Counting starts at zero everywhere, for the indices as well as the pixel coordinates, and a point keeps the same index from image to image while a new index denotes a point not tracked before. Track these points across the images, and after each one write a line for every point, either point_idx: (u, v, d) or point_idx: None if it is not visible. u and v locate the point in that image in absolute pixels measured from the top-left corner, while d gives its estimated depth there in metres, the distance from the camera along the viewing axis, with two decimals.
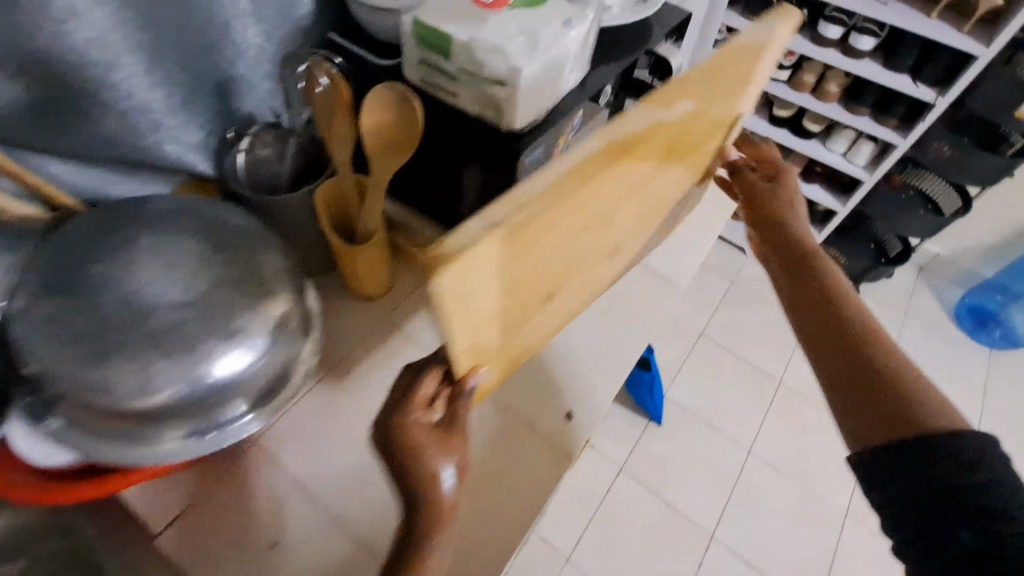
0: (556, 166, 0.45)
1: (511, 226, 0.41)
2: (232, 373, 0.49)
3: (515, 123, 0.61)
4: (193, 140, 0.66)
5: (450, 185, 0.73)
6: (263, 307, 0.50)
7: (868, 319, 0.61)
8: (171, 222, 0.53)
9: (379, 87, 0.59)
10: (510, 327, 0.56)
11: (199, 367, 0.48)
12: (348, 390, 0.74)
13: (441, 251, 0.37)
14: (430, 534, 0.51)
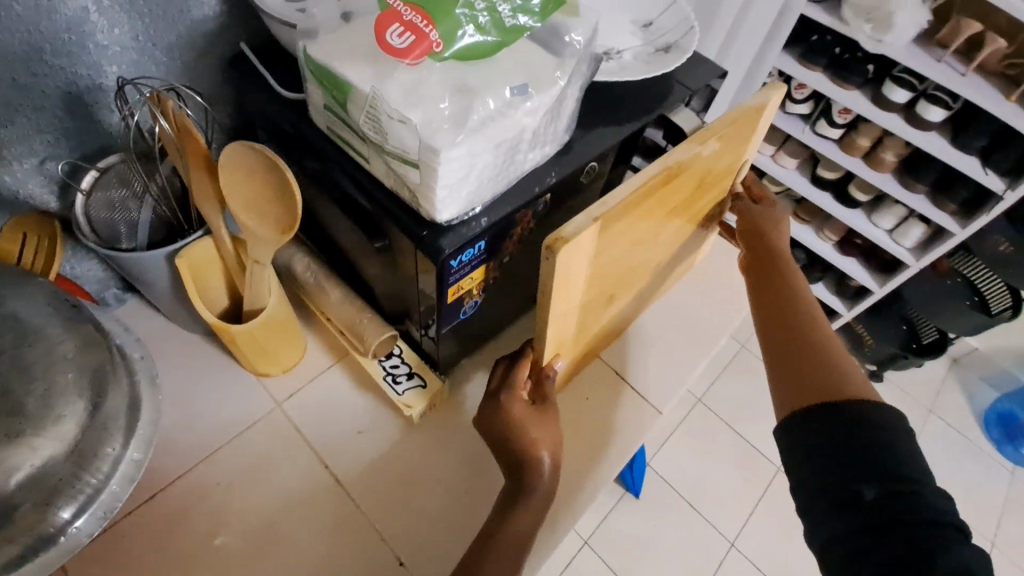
0: (636, 174, 0.49)
1: (605, 217, 0.46)
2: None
3: (438, 215, 0.44)
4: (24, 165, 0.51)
5: (369, 252, 0.56)
6: (62, 413, 0.39)
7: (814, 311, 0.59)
8: None
9: (239, 146, 0.42)
10: (582, 322, 0.58)
11: None
12: (212, 486, 0.59)
13: (558, 236, 0.43)
14: (526, 496, 0.51)
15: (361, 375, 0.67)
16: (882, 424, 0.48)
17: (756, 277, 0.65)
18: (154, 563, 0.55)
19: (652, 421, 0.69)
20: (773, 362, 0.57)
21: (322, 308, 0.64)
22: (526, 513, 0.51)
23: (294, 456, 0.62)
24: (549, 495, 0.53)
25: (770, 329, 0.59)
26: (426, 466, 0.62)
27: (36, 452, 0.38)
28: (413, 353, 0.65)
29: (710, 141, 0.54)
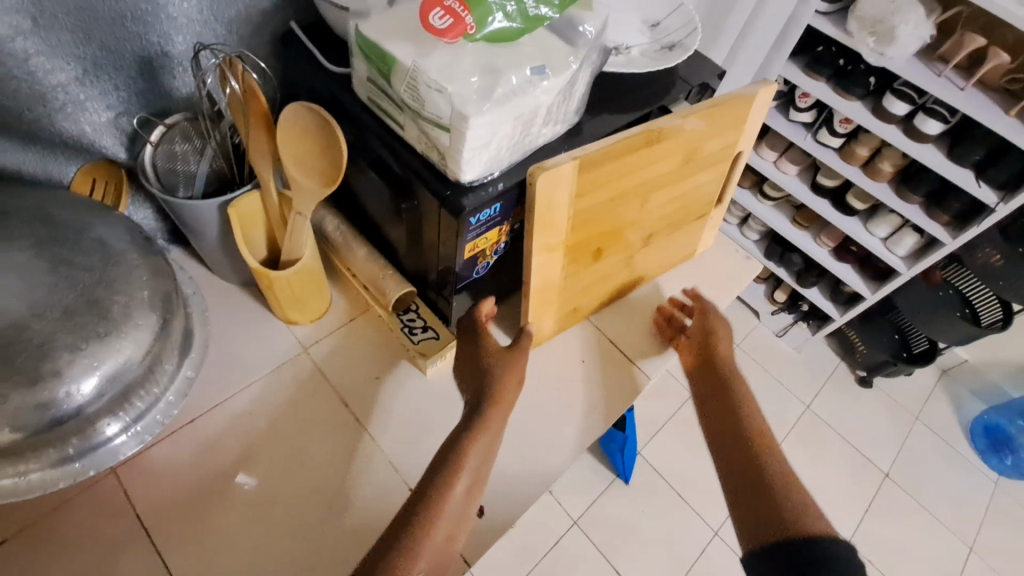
0: (618, 131, 0.59)
1: (589, 159, 0.56)
2: (84, 398, 0.43)
3: (462, 175, 0.51)
4: (101, 119, 0.58)
5: (396, 214, 0.63)
6: (138, 327, 0.45)
7: (764, 431, 0.64)
8: (19, 221, 0.45)
9: (302, 109, 0.50)
10: (570, 269, 0.67)
11: (27, 395, 0.41)
12: (249, 415, 0.66)
13: (545, 165, 0.54)
14: (488, 419, 0.58)
15: (379, 330, 0.74)
16: (826, 551, 0.51)
17: (708, 396, 0.70)
18: (188, 483, 0.61)
19: (642, 388, 0.76)
20: (732, 490, 0.60)
21: (349, 266, 0.71)
22: (486, 434, 0.57)
23: (321, 395, 0.69)
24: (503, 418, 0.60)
25: (727, 455, 0.63)
26: (439, 412, 0.69)
27: (113, 353, 0.44)
28: (429, 313, 0.71)
29: (691, 117, 0.64)
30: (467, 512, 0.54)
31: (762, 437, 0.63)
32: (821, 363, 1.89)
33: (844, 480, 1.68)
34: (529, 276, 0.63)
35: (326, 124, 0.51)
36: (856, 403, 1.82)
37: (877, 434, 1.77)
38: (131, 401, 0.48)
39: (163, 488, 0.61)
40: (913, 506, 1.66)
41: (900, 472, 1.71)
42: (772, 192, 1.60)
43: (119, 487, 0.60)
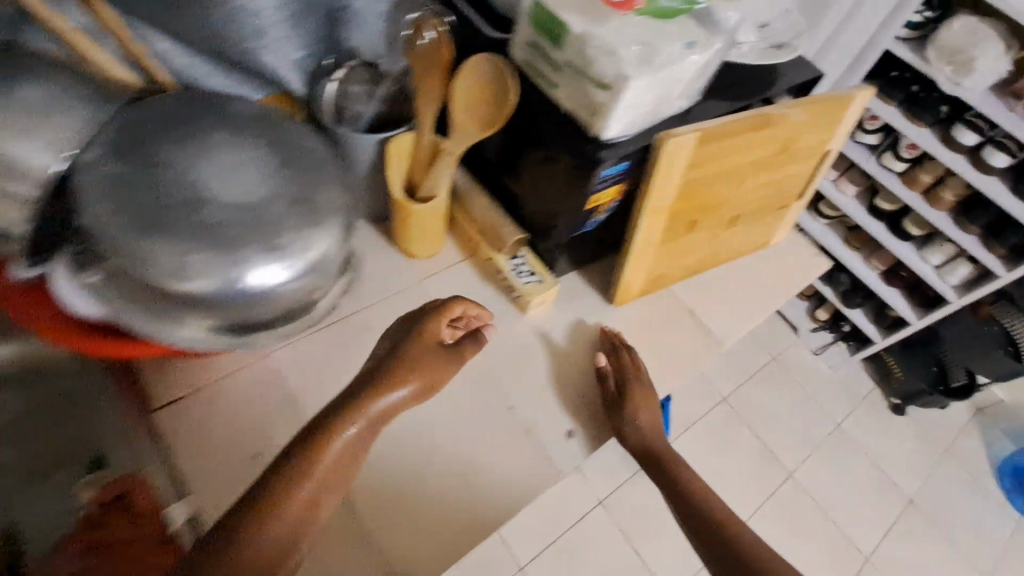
0: (730, 113, 0.67)
1: (706, 135, 0.64)
2: (284, 274, 0.50)
3: (604, 132, 0.59)
4: (292, 57, 0.68)
5: (525, 169, 0.72)
6: (331, 217, 0.52)
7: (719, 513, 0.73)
8: (244, 125, 0.54)
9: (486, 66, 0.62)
10: (665, 236, 0.75)
11: (251, 260, 0.48)
12: (368, 332, 0.75)
13: (670, 133, 0.62)
14: (336, 429, 0.55)
15: (484, 273, 0.82)
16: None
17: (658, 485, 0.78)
18: (313, 383, 0.70)
19: (713, 353, 0.84)
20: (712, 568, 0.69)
21: (468, 212, 0.80)
22: (337, 452, 0.54)
23: None
24: (375, 431, 0.58)
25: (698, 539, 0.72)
26: (532, 348, 0.78)
27: (315, 239, 0.51)
28: (537, 261, 0.79)
29: (794, 108, 0.72)
30: (313, 519, 0.52)
31: (717, 510, 0.73)
32: (856, 384, 1.91)
33: (864, 499, 1.72)
34: (632, 236, 0.72)
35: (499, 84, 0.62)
36: (886, 428, 1.85)
37: (903, 460, 1.80)
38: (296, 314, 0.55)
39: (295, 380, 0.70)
40: (931, 534, 1.70)
41: (923, 500, 1.74)
42: (827, 210, 1.62)
43: (261, 372, 0.69)
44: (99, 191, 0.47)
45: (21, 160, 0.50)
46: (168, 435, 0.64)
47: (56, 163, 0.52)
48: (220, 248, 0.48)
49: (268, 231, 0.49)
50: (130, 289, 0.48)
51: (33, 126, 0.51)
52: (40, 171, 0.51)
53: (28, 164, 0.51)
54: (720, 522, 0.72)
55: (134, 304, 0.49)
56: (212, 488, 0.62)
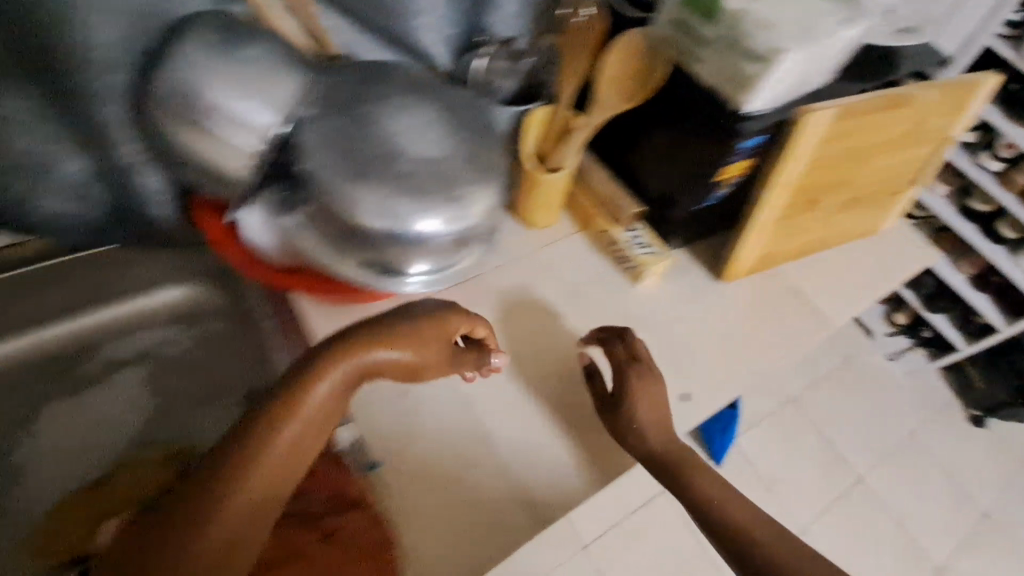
0: (861, 93, 0.70)
1: (840, 113, 0.67)
2: (451, 229, 0.55)
3: (747, 104, 0.63)
4: (443, 31, 0.73)
5: (653, 142, 0.75)
6: (495, 176, 0.58)
7: (741, 523, 0.65)
8: (417, 88, 0.59)
9: (641, 39, 0.67)
10: (785, 213, 0.77)
11: (432, 210, 0.54)
12: (490, 294, 0.80)
13: (809, 109, 0.65)
14: (305, 394, 0.53)
15: (596, 245, 0.86)
16: None
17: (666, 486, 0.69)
18: None
19: (818, 333, 0.86)
20: None
21: (586, 186, 0.83)
22: (307, 419, 0.53)
23: (547, 288, 0.82)
24: (348, 395, 0.57)
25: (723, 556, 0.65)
26: (643, 317, 0.82)
27: (479, 195, 0.56)
28: (653, 236, 0.82)
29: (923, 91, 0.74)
30: (296, 462, 0.51)
31: (742, 524, 0.65)
32: (937, 392, 1.83)
33: (939, 510, 1.65)
34: (757, 209, 0.74)
35: (650, 56, 0.68)
36: (964, 439, 1.77)
37: (982, 473, 1.73)
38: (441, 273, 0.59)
39: None
40: (1009, 550, 1.63)
41: (1002, 513, 1.67)
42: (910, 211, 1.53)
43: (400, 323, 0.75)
44: (315, 140, 0.54)
45: (251, 118, 0.53)
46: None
47: (275, 125, 0.54)
48: (408, 193, 0.53)
49: (449, 184, 0.55)
50: (324, 220, 0.55)
51: (252, 82, 0.53)
52: (263, 131, 0.54)
53: (255, 122, 0.53)
54: (746, 534, 0.64)
55: (324, 233, 0.56)
56: (365, 421, 0.67)
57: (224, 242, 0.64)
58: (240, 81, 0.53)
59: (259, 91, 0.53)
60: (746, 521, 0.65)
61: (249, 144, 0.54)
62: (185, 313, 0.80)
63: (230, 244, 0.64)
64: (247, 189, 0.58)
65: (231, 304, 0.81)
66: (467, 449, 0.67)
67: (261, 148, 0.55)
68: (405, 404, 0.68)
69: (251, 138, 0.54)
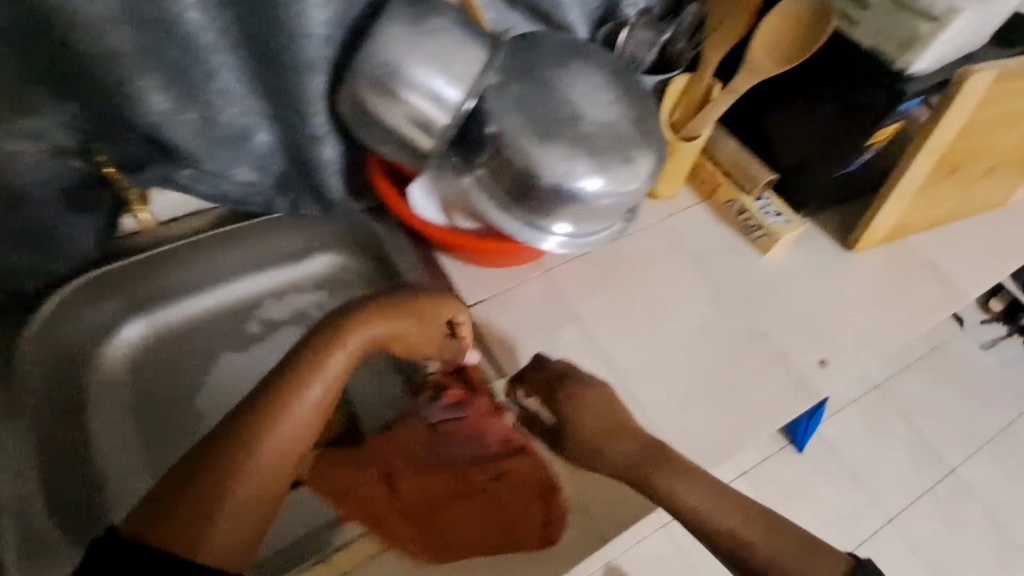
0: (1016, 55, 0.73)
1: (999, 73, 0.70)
2: (621, 189, 0.59)
3: (908, 66, 0.67)
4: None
5: (795, 110, 0.77)
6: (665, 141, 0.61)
7: (733, 526, 0.55)
8: (588, 55, 0.61)
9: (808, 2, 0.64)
10: (931, 176, 0.79)
11: (609, 170, 0.57)
12: (619, 263, 0.81)
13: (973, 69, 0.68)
14: (319, 360, 0.57)
15: (721, 214, 0.86)
16: None
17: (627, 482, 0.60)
18: (581, 301, 0.78)
19: (953, 304, 0.85)
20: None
21: (719, 156, 0.83)
22: (318, 387, 0.56)
23: (674, 257, 0.83)
24: (345, 374, 0.59)
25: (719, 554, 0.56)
26: (772, 287, 0.82)
27: (646, 156, 0.60)
28: (783, 204, 0.83)
29: None
30: (318, 424, 0.56)
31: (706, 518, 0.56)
32: None
33: None
34: (902, 175, 0.77)
35: (813, 21, 0.65)
36: None
37: None
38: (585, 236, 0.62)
39: (578, 293, 0.79)
40: None
41: None
42: None
43: (539, 287, 0.79)
44: (506, 104, 0.57)
45: (442, 97, 0.58)
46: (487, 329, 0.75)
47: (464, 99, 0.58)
48: (590, 153, 0.57)
49: (627, 147, 0.58)
50: (505, 180, 0.58)
51: (446, 59, 0.57)
52: (453, 107, 0.58)
53: (445, 100, 0.58)
54: (739, 540, 0.55)
55: (502, 193, 0.59)
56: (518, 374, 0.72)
57: (396, 202, 0.71)
58: (437, 53, 0.57)
59: (450, 67, 0.57)
60: (706, 507, 0.56)
61: (439, 119, 0.58)
62: (329, 279, 0.84)
63: (402, 204, 0.71)
64: (427, 156, 0.62)
65: (377, 269, 0.83)
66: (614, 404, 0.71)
67: (451, 118, 0.58)
68: None
69: (441, 113, 0.58)
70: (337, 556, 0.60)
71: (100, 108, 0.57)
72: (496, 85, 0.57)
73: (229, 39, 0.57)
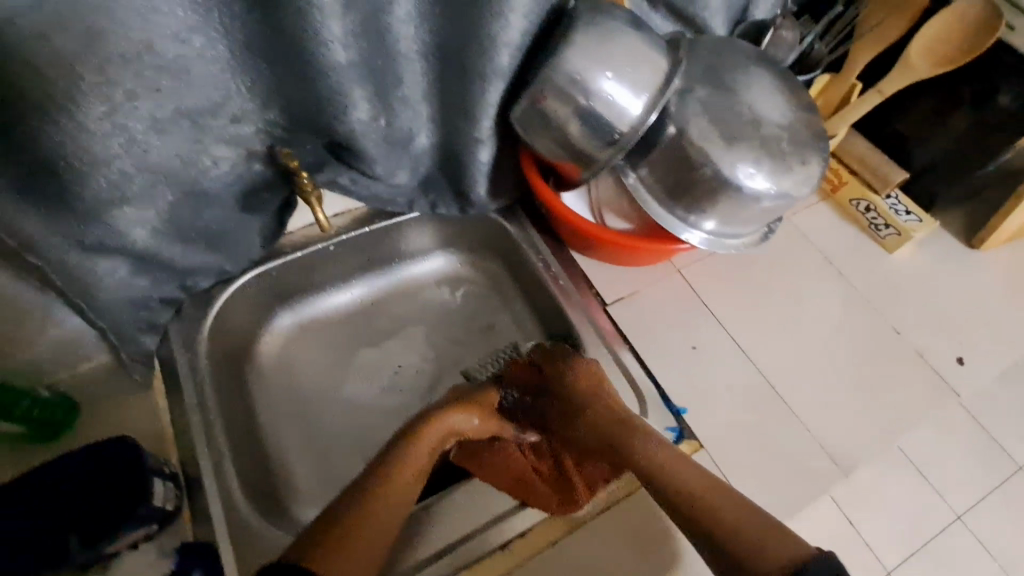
0: None
1: None
2: (800, 190, 0.60)
3: None
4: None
5: (935, 112, 0.78)
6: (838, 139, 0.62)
7: (693, 483, 0.57)
8: (760, 60, 0.64)
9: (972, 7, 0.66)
10: None
11: (786, 170, 0.59)
12: (750, 262, 0.82)
13: None
14: (405, 453, 0.59)
15: (845, 212, 0.86)
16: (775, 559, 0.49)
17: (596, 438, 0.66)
18: (716, 298, 0.79)
19: None
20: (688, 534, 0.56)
21: (845, 156, 0.85)
22: (410, 467, 0.58)
23: (803, 254, 0.83)
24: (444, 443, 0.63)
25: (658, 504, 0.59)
26: (907, 282, 0.82)
27: (821, 155, 0.62)
28: (912, 203, 0.84)
29: None
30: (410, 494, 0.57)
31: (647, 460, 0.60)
32: None
33: None
34: None
35: (975, 25, 0.66)
36: None
37: None
38: (722, 235, 0.67)
39: (708, 293, 0.79)
40: None
41: None
42: None
43: (676, 285, 0.80)
44: (693, 109, 0.59)
45: (621, 111, 0.59)
46: (629, 328, 0.76)
47: (646, 110, 0.59)
48: (772, 156, 0.59)
49: (804, 149, 0.60)
50: (669, 177, 0.63)
51: (628, 71, 0.58)
52: (632, 121, 0.59)
53: (624, 113, 0.59)
54: (693, 493, 0.56)
55: (666, 191, 0.64)
56: (663, 369, 0.73)
57: (545, 195, 0.72)
58: (627, 62, 0.58)
59: (632, 78, 0.58)
60: (660, 457, 0.60)
61: (617, 129, 0.60)
62: (456, 277, 0.90)
63: (552, 197, 0.73)
64: (595, 164, 0.63)
65: (508, 267, 0.88)
66: (761, 400, 0.72)
67: (629, 127, 0.60)
68: (699, 357, 0.74)
69: (620, 124, 0.60)
70: (518, 542, 0.62)
71: (294, 112, 0.59)
72: (681, 91, 0.60)
73: (425, 49, 0.59)
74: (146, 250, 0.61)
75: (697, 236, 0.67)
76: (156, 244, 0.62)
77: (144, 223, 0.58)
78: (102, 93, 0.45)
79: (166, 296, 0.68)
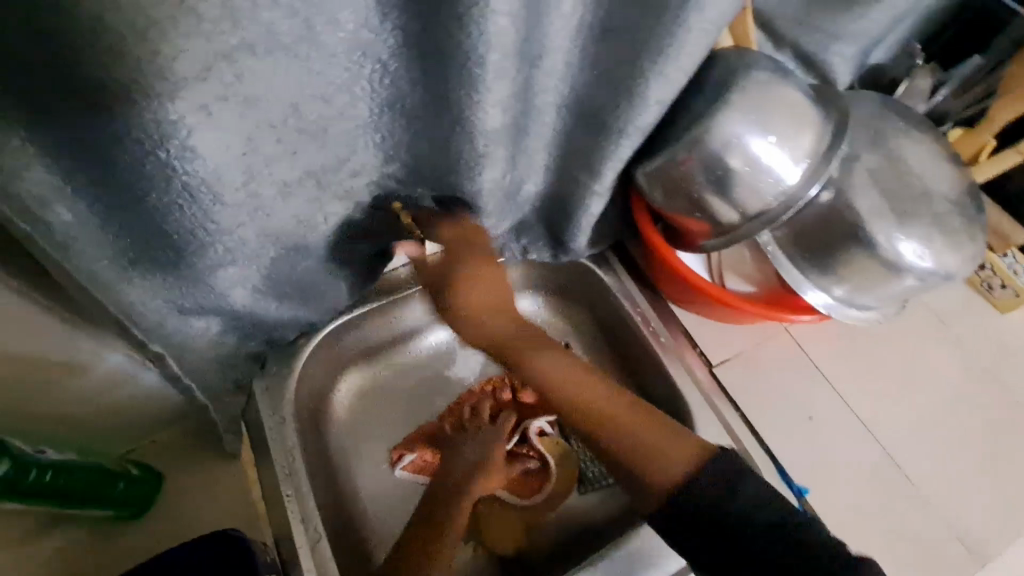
0: None
1: None
2: (958, 265, 0.56)
3: None
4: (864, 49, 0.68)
5: None
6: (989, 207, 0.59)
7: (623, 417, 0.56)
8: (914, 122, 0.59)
9: None
10: None
11: (950, 244, 0.55)
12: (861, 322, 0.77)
13: None
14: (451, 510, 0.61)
15: None
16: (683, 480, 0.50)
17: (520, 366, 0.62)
18: (832, 361, 0.74)
19: None
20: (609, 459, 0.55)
21: None
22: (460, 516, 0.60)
23: (914, 314, 0.79)
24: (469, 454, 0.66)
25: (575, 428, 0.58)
26: None
27: (980, 225, 0.57)
28: None
29: None
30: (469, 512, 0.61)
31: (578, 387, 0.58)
32: None
33: None
34: None
35: None
36: None
37: None
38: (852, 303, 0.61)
39: (818, 354, 0.74)
40: None
41: None
42: None
43: (786, 345, 0.75)
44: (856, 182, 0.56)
45: (771, 178, 0.54)
46: (739, 393, 0.71)
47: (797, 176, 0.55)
48: (940, 233, 0.55)
49: (971, 224, 0.57)
50: (815, 244, 0.58)
51: (784, 135, 0.54)
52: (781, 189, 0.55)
53: (773, 180, 0.54)
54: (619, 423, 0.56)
55: (809, 258, 0.59)
56: (784, 441, 0.68)
57: (666, 249, 0.65)
58: (784, 125, 0.53)
59: (789, 142, 0.54)
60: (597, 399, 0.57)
61: (764, 197, 0.55)
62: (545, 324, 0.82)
63: (672, 252, 0.65)
64: (728, 231, 0.58)
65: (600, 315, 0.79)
66: (885, 477, 0.67)
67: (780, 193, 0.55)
68: (818, 428, 0.69)
69: (769, 190, 0.55)
70: None
71: (417, 166, 0.54)
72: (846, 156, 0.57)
73: (561, 103, 0.54)
74: (241, 309, 0.54)
75: (826, 301, 0.60)
76: (256, 303, 0.56)
77: (245, 283, 0.52)
78: (242, 164, 0.40)
79: (251, 350, 0.61)
